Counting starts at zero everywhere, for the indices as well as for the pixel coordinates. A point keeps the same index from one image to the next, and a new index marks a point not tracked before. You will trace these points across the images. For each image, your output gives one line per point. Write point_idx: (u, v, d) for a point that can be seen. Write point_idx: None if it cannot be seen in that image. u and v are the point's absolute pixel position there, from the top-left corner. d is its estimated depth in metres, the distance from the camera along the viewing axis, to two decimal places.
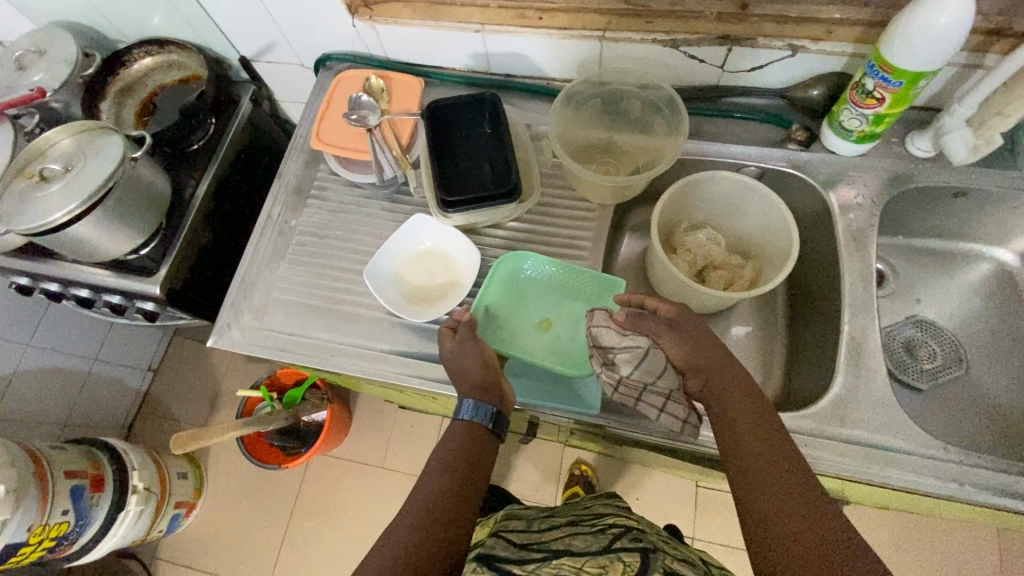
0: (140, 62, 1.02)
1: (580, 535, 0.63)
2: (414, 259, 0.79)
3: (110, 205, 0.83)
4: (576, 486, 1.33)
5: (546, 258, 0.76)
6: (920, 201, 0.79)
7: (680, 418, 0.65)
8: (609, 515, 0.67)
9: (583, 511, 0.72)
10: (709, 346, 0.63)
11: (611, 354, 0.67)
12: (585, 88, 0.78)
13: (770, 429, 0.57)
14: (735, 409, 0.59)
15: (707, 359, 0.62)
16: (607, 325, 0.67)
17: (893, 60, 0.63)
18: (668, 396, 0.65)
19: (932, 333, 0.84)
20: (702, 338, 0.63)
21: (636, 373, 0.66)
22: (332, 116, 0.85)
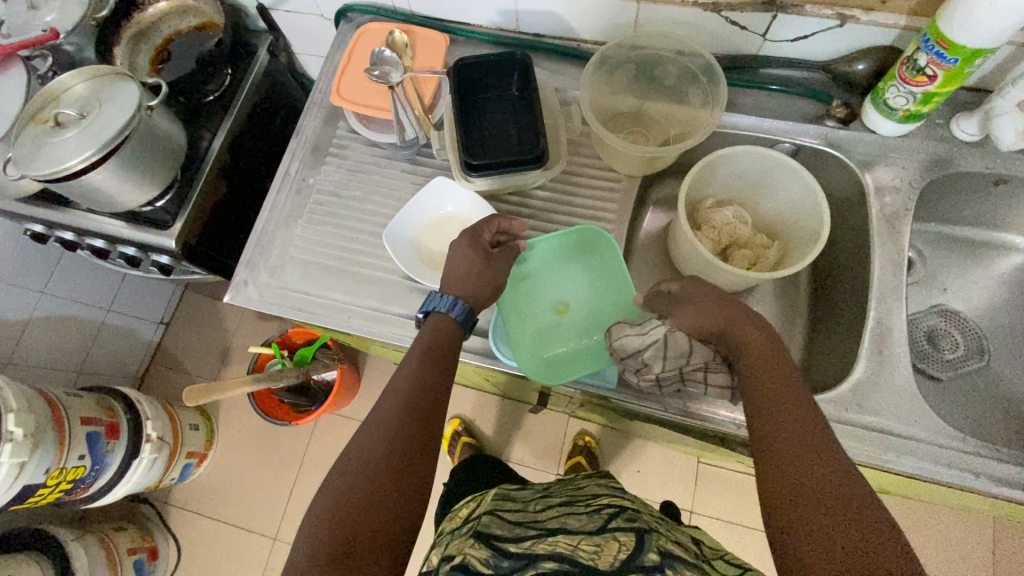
0: (155, 6, 1.00)
1: (575, 511, 0.60)
2: (433, 224, 0.78)
3: (127, 154, 0.81)
4: (580, 456, 1.35)
5: (585, 247, 0.74)
6: (958, 187, 0.76)
7: (725, 386, 0.64)
8: (603, 492, 0.64)
9: (575, 488, 0.68)
10: (723, 307, 0.62)
11: (640, 355, 0.65)
12: (619, 53, 0.75)
13: (797, 392, 0.55)
14: (759, 373, 0.57)
15: (721, 322, 0.62)
16: (629, 331, 0.66)
17: (952, 35, 0.59)
18: (707, 368, 0.65)
19: (955, 322, 0.82)
20: (714, 304, 0.63)
21: (667, 364, 0.65)
22: (354, 71, 0.83)
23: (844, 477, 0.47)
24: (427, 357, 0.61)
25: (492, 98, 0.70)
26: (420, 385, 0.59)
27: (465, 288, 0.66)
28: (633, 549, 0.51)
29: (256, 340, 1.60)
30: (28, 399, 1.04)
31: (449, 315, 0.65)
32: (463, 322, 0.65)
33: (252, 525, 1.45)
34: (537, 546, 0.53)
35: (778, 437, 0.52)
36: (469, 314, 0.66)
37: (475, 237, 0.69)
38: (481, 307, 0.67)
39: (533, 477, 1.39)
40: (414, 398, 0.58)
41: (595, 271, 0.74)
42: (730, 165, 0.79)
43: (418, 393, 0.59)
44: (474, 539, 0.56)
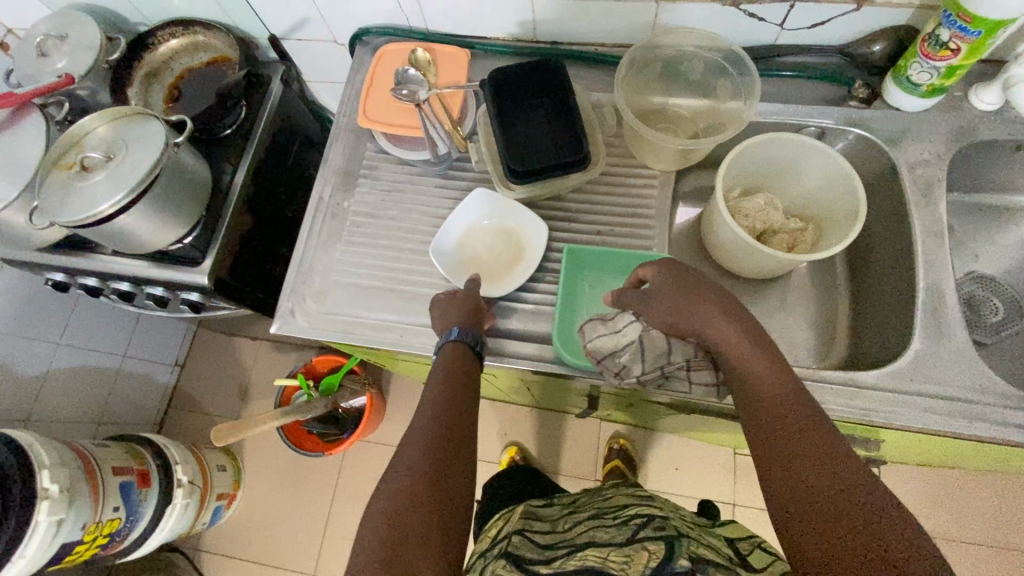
0: (166, 45, 0.99)
1: (603, 526, 0.58)
2: (481, 231, 0.77)
3: (157, 193, 0.80)
4: (616, 460, 1.35)
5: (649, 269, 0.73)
6: (983, 155, 0.78)
7: (711, 384, 0.63)
8: (631, 502, 0.62)
9: (603, 502, 0.67)
10: (691, 298, 0.60)
11: (617, 359, 0.64)
12: (644, 52, 0.76)
13: (777, 379, 0.54)
14: (741, 367, 0.56)
15: (695, 315, 0.60)
16: (600, 331, 0.65)
17: (973, 8, 0.61)
18: (691, 365, 0.62)
19: (992, 288, 0.84)
20: (682, 298, 0.61)
21: (647, 366, 0.63)
22: (378, 91, 0.84)
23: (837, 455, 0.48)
24: (451, 381, 0.61)
25: (529, 103, 0.71)
26: (449, 407, 0.58)
27: (460, 319, 0.68)
28: (663, 557, 0.50)
29: (276, 373, 1.58)
30: (60, 453, 1.01)
31: (457, 342, 0.65)
32: (476, 344, 0.65)
33: (289, 563, 1.42)
34: (567, 562, 0.53)
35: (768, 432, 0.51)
36: (476, 332, 0.66)
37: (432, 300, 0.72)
38: (472, 322, 0.67)
39: (572, 485, 1.38)
40: (444, 419, 0.57)
41: None
42: (757, 154, 0.81)
43: (450, 417, 0.58)
44: (505, 561, 0.57)
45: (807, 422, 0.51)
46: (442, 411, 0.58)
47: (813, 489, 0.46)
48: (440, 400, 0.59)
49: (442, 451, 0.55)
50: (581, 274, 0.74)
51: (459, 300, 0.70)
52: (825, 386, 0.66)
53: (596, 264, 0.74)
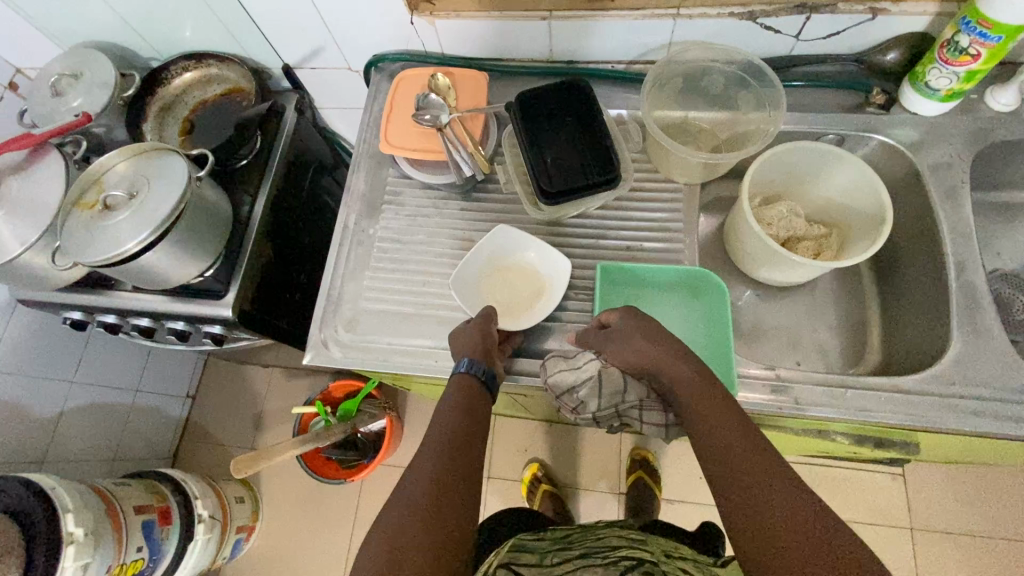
0: (180, 78, 0.99)
1: (593, 569, 0.61)
2: (497, 266, 0.77)
3: (181, 229, 0.80)
4: (639, 471, 1.33)
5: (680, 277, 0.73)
6: (1002, 155, 0.79)
7: (660, 423, 0.68)
8: (621, 546, 0.66)
9: (594, 541, 0.70)
10: (647, 339, 0.64)
11: (576, 394, 0.68)
12: (666, 69, 0.77)
13: (726, 413, 0.58)
14: (693, 404, 0.60)
15: (653, 357, 0.63)
16: (562, 368, 0.68)
17: (993, 15, 0.62)
18: (643, 404, 0.67)
19: (1017, 285, 0.85)
20: (639, 338, 0.64)
21: (604, 401, 0.68)
22: (399, 117, 0.84)
23: (782, 482, 0.51)
24: (467, 406, 0.63)
25: (555, 123, 0.71)
26: (460, 433, 0.60)
27: (473, 348, 0.66)
28: None
29: (291, 401, 1.56)
30: (82, 494, 1.00)
31: (467, 372, 0.65)
32: (484, 378, 0.65)
33: None
34: None
35: (723, 463, 0.54)
36: (486, 365, 0.65)
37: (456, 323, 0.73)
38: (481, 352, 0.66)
39: (597, 500, 1.37)
40: (453, 445, 0.59)
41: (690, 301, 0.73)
42: (776, 165, 0.82)
43: (459, 443, 0.59)
44: None
45: (763, 458, 0.53)
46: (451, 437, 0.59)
47: (764, 515, 0.49)
48: (451, 427, 0.60)
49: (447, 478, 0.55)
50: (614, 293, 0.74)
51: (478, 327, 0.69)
52: (868, 393, 0.66)
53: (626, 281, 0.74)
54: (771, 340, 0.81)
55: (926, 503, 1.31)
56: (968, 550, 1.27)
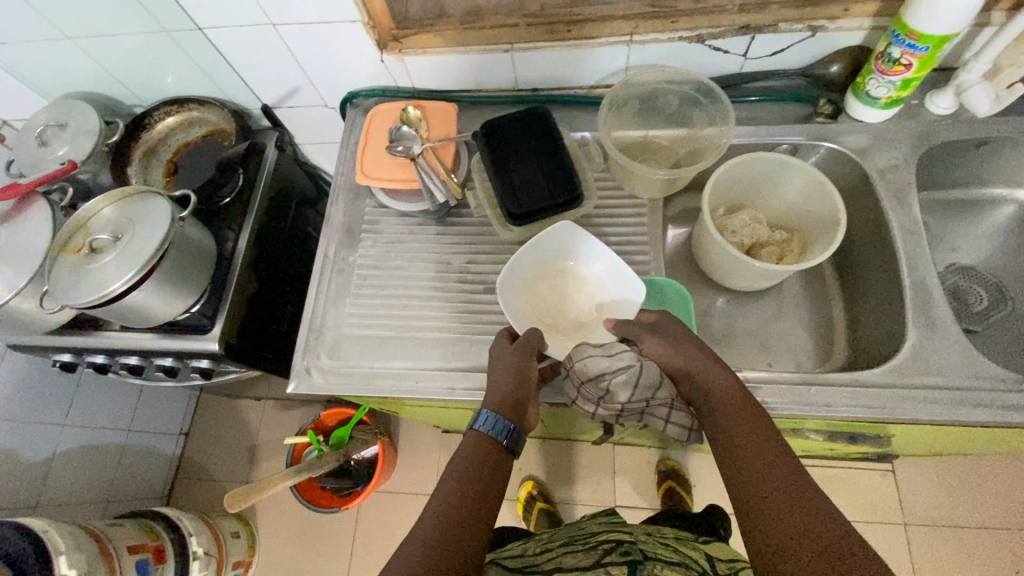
0: (163, 122, 1.02)
1: (573, 552, 0.71)
2: (547, 274, 0.78)
3: (165, 267, 0.83)
4: (669, 480, 1.35)
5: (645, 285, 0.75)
6: (946, 155, 0.84)
7: (684, 424, 0.71)
8: (600, 532, 0.76)
9: (575, 531, 0.80)
10: (688, 346, 0.66)
11: (608, 382, 0.68)
12: (623, 92, 0.81)
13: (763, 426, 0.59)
14: (727, 412, 0.61)
15: (692, 362, 0.65)
16: (592, 355, 0.68)
17: (919, 27, 0.67)
18: (671, 404, 0.70)
19: (974, 277, 0.88)
20: (682, 342, 0.66)
21: (636, 395, 0.69)
22: (373, 149, 0.88)
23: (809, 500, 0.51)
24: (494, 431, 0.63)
25: (520, 148, 0.74)
26: (479, 464, 0.60)
27: (499, 402, 0.64)
28: None
29: (285, 433, 1.57)
30: (75, 536, 1.00)
31: (489, 433, 0.62)
32: (503, 438, 0.62)
33: None
34: None
35: (753, 471, 0.55)
36: (510, 423, 0.62)
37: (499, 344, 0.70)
38: (507, 410, 0.64)
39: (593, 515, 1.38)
40: (474, 478, 0.58)
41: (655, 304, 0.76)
42: (735, 176, 0.86)
43: (479, 475, 0.59)
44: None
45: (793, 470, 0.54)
46: (470, 470, 0.59)
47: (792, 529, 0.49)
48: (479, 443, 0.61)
49: (468, 513, 0.55)
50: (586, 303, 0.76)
51: (523, 377, 0.66)
52: (832, 387, 0.69)
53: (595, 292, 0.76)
54: (743, 344, 0.84)
55: (916, 498, 1.32)
56: (962, 542, 1.28)
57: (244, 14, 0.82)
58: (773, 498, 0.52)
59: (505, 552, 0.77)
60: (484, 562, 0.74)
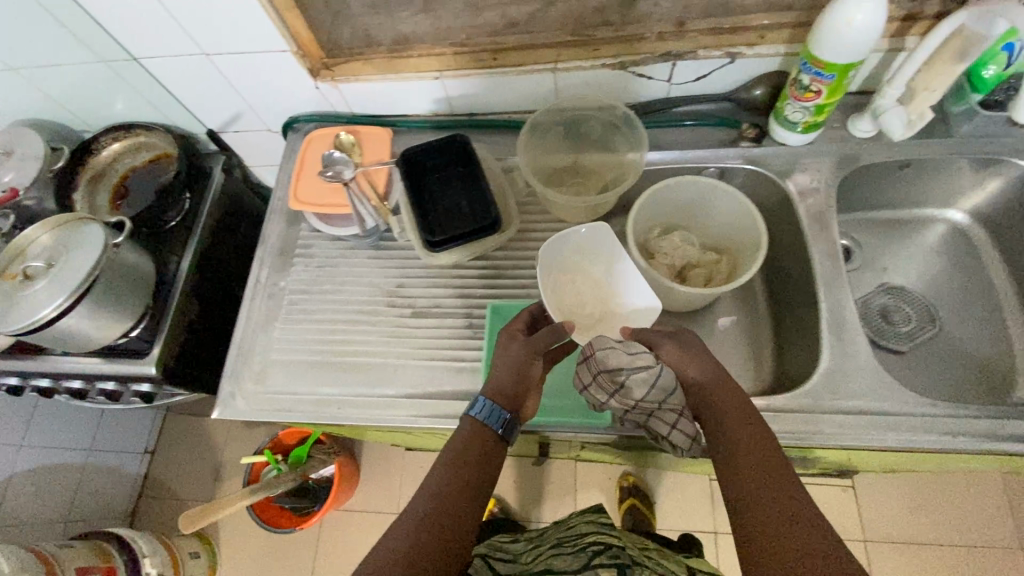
0: (109, 148, 1.03)
1: (562, 555, 0.72)
2: (576, 268, 0.79)
3: (98, 292, 0.83)
4: (632, 497, 1.35)
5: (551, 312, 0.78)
6: (871, 177, 0.85)
7: (690, 436, 0.67)
8: (591, 532, 0.78)
9: (567, 531, 0.82)
10: (699, 360, 0.65)
11: (628, 376, 0.66)
12: (545, 118, 0.83)
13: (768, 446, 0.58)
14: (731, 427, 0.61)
15: (708, 375, 0.64)
16: (613, 347, 0.67)
17: (822, 56, 0.67)
18: (681, 412, 0.67)
19: (904, 297, 0.88)
20: (698, 355, 0.66)
21: (650, 395, 0.66)
22: (307, 175, 0.89)
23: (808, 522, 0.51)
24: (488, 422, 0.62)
25: (435, 177, 0.76)
26: (461, 470, 0.59)
27: (502, 391, 0.63)
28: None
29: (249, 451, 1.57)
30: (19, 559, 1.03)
31: (484, 419, 0.62)
32: (500, 427, 0.62)
33: None
34: None
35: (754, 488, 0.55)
36: (507, 414, 0.62)
37: (509, 328, 0.69)
38: (508, 400, 0.63)
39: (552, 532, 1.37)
40: (456, 484, 0.58)
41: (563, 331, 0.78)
42: (664, 199, 0.86)
43: (460, 482, 0.58)
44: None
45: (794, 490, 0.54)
46: (452, 475, 0.58)
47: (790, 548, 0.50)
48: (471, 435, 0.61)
49: (446, 519, 0.55)
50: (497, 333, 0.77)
51: (524, 375, 0.65)
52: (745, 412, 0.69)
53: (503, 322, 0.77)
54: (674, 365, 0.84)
55: (873, 514, 1.32)
56: (920, 559, 1.27)
57: (176, 45, 0.83)
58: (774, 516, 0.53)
59: (497, 552, 0.78)
60: (477, 558, 0.74)
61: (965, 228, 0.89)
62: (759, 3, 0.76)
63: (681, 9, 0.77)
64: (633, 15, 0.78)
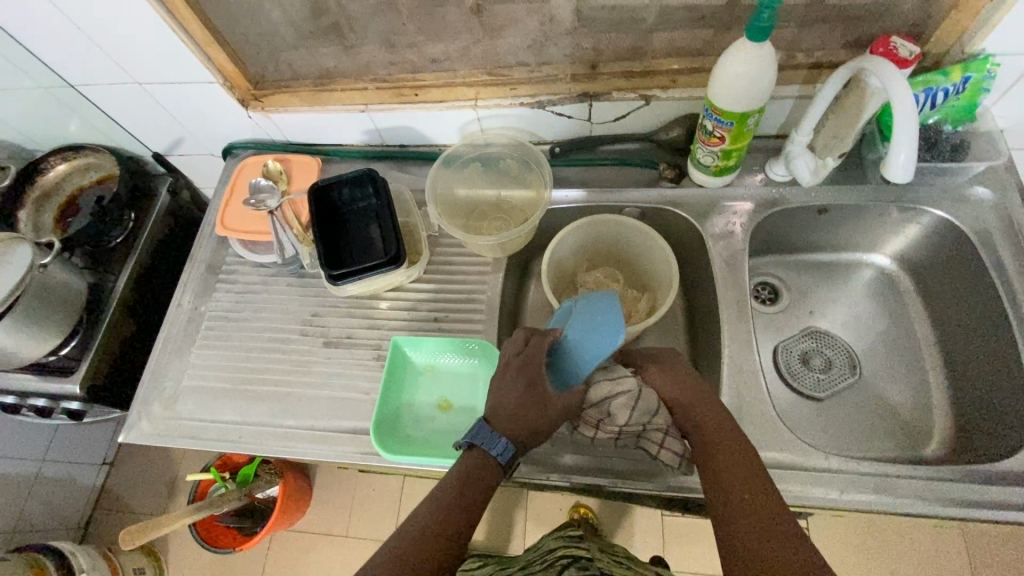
0: (55, 169, 1.06)
1: None
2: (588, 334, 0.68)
3: (21, 312, 0.84)
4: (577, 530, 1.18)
5: (446, 348, 0.76)
6: (791, 220, 0.85)
7: (679, 453, 0.66)
8: (559, 546, 0.74)
9: (537, 550, 0.80)
10: (682, 376, 0.67)
11: (608, 405, 0.66)
12: (462, 153, 0.86)
13: (740, 451, 0.59)
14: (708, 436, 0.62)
15: (686, 389, 0.66)
16: (599, 376, 0.68)
17: (719, 104, 0.67)
18: (668, 432, 0.66)
19: (826, 342, 0.87)
20: (681, 372, 0.68)
21: (634, 416, 0.66)
22: (235, 202, 0.90)
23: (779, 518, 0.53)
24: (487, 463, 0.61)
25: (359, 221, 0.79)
26: (448, 515, 0.57)
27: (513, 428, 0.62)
28: None
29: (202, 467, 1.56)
30: None
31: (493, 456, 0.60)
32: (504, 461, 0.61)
33: None
34: None
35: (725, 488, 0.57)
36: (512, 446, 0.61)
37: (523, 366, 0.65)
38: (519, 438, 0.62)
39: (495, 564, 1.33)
40: (440, 527, 0.56)
41: (461, 366, 0.77)
42: (584, 235, 0.86)
43: (445, 530, 0.56)
44: None
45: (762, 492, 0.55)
46: (438, 517, 0.57)
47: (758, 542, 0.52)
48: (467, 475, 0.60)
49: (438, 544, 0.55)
50: (397, 366, 0.76)
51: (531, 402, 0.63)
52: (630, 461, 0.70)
53: (402, 357, 0.77)
54: None
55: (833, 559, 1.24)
56: None
57: (110, 73, 0.86)
58: (744, 514, 0.54)
59: None
60: None
61: (891, 274, 0.88)
62: (670, 50, 0.77)
63: (594, 51, 0.78)
64: (548, 57, 0.79)
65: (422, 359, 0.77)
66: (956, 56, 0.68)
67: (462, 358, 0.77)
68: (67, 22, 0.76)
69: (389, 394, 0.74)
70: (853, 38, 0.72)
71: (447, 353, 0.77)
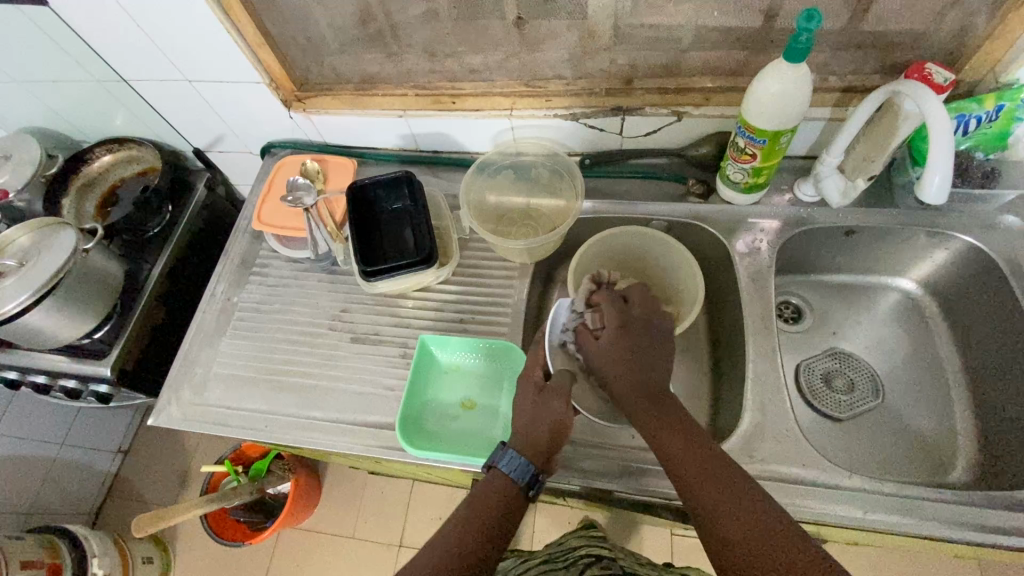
0: (101, 159, 1.11)
1: (556, 571, 0.78)
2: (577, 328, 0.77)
3: (61, 293, 0.87)
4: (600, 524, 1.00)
5: (464, 347, 0.78)
6: (817, 241, 0.85)
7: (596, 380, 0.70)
8: (581, 545, 0.84)
9: (555, 546, 0.88)
10: (640, 339, 0.68)
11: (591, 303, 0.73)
12: (496, 160, 0.88)
13: (672, 420, 0.61)
14: (642, 409, 0.64)
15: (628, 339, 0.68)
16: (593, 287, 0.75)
17: (754, 122, 0.69)
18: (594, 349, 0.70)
19: (849, 363, 0.87)
20: (645, 340, 0.68)
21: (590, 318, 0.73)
22: (272, 198, 0.92)
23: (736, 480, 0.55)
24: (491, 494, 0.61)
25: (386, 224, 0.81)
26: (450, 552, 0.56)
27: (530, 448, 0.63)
28: None
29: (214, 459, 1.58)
30: None
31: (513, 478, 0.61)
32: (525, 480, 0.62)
33: None
34: None
35: (682, 462, 0.58)
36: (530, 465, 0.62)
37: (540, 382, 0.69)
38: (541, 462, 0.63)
39: None
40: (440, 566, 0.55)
41: (480, 366, 0.79)
42: (610, 245, 0.87)
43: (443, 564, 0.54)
44: None
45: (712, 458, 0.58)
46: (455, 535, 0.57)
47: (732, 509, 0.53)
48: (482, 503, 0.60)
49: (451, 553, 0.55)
50: (423, 366, 0.78)
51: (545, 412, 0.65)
52: (649, 469, 0.70)
53: (424, 357, 0.78)
54: None
55: None
56: None
57: (162, 70, 0.89)
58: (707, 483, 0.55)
59: None
60: None
61: (917, 298, 0.88)
62: (704, 68, 0.79)
63: (630, 67, 0.80)
64: (585, 70, 0.81)
65: (443, 359, 0.79)
66: (989, 85, 0.70)
67: (480, 355, 0.78)
68: (130, 20, 0.80)
69: (414, 393, 0.75)
70: (887, 64, 0.73)
71: (465, 351, 0.78)
